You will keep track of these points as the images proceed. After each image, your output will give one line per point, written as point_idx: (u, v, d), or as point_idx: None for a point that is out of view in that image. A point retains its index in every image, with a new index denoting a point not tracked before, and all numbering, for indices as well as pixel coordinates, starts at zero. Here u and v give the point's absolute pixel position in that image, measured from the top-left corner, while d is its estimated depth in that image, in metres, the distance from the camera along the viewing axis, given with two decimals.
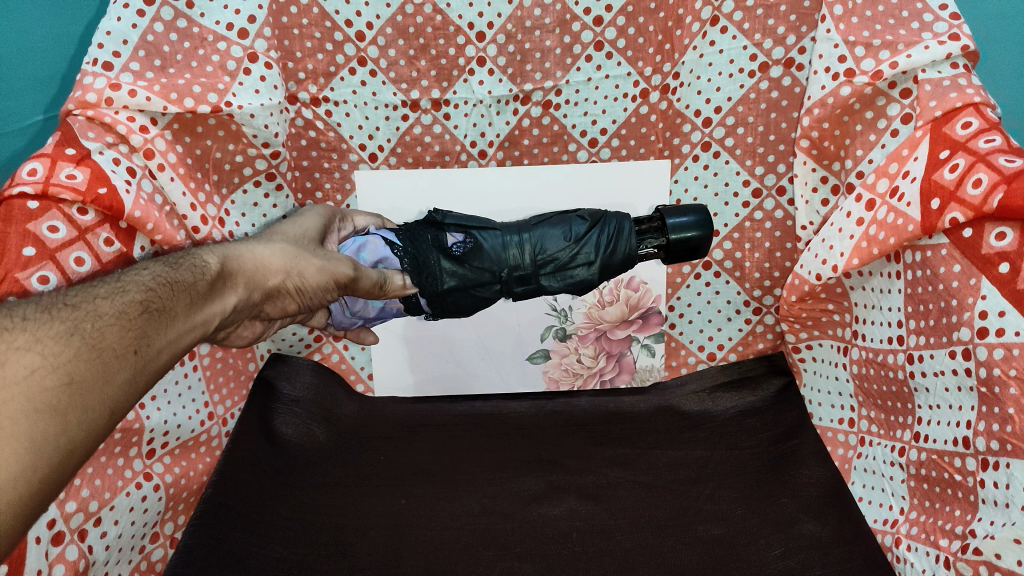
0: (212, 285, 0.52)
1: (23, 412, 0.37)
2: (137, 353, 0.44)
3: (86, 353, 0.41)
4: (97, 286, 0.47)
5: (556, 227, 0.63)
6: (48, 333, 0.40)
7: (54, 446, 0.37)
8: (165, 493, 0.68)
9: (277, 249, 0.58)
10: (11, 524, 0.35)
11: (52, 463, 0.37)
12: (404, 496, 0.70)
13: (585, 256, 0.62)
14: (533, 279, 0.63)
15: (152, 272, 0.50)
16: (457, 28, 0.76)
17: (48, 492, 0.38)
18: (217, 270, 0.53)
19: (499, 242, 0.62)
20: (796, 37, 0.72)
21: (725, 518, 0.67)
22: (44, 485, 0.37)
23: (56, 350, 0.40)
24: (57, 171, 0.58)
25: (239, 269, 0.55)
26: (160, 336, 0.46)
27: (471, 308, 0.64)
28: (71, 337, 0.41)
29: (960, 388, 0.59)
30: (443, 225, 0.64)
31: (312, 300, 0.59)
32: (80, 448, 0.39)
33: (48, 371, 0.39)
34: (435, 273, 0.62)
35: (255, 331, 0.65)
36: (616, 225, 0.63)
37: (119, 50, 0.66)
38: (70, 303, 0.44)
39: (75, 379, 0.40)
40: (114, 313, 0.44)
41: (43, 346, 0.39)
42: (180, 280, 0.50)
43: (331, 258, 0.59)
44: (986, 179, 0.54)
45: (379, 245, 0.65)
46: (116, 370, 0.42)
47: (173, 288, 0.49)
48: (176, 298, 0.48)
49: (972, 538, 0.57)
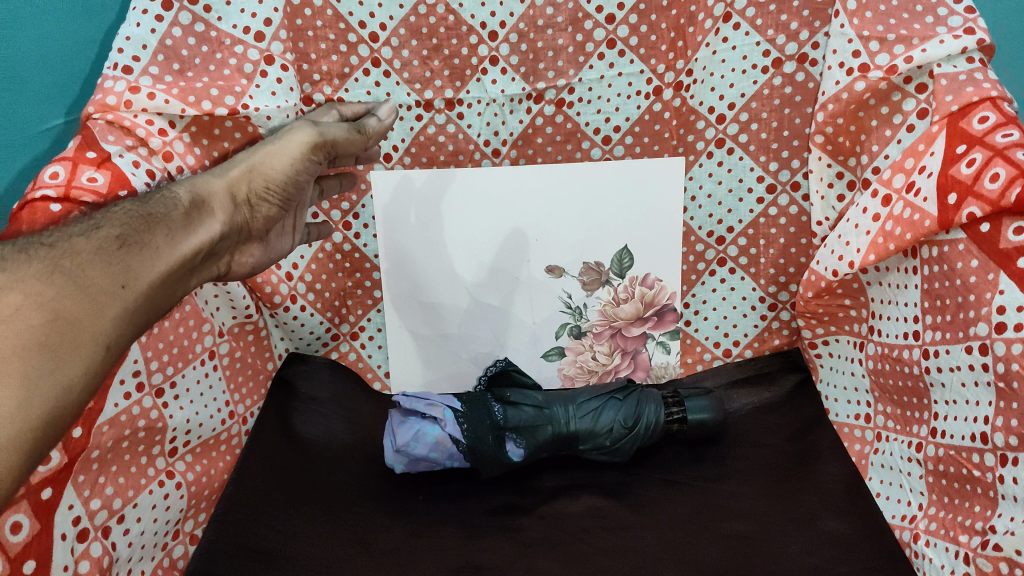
0: (185, 213, 0.55)
1: (13, 350, 0.44)
2: (126, 286, 0.50)
3: (69, 291, 0.47)
4: (72, 226, 0.51)
5: (604, 409, 0.72)
6: (31, 274, 0.46)
7: (49, 382, 0.45)
8: (186, 491, 0.68)
9: (240, 159, 0.60)
10: (26, 455, 0.44)
11: (53, 395, 0.45)
12: (422, 492, 0.71)
13: (620, 427, 0.71)
14: (582, 438, 0.71)
15: (126, 207, 0.54)
16: (470, 28, 0.76)
17: (58, 419, 0.45)
18: (189, 198, 0.56)
19: (556, 436, 0.71)
20: (810, 32, 0.72)
21: (751, 516, 0.68)
22: (46, 417, 0.45)
23: (39, 289, 0.46)
24: (78, 174, 0.59)
25: (213, 191, 0.58)
26: (144, 267, 0.51)
27: (511, 462, 0.70)
28: (52, 276, 0.47)
29: (977, 383, 0.59)
30: (504, 428, 0.70)
31: (285, 195, 0.61)
32: (78, 381, 0.47)
33: (33, 310, 0.45)
34: (494, 460, 0.69)
35: (255, 255, 0.64)
36: (648, 403, 0.73)
37: (139, 54, 0.66)
38: (48, 243, 0.49)
39: (60, 315, 0.46)
40: (91, 249, 0.49)
41: (26, 285, 0.46)
42: (153, 212, 0.54)
43: (295, 140, 0.60)
44: (1003, 173, 0.55)
45: (446, 445, 0.69)
46: (106, 304, 0.48)
47: (148, 220, 0.53)
48: (152, 230, 0.53)
49: (992, 534, 0.57)
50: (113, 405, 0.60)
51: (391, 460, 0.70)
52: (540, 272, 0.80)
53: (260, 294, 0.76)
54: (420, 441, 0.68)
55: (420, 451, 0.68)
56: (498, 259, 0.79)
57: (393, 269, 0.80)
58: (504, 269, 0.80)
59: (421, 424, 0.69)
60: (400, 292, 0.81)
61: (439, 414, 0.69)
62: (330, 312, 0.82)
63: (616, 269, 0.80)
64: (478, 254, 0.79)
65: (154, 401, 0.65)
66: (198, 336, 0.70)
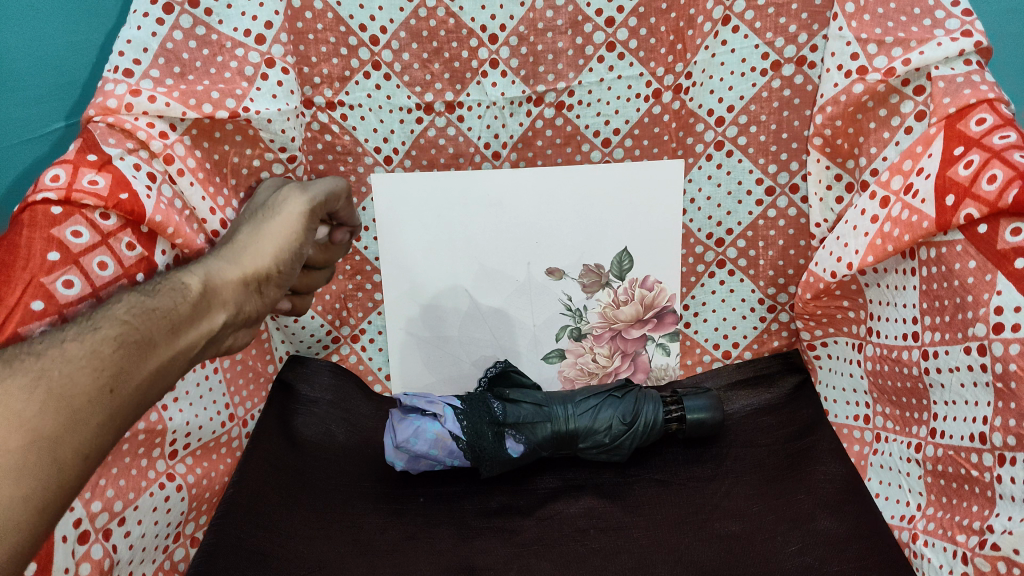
0: (191, 308, 0.52)
1: None
2: (116, 389, 0.45)
3: (55, 403, 0.42)
4: (70, 326, 0.47)
5: (604, 407, 0.72)
6: (13, 386, 0.42)
7: (20, 507, 0.40)
8: (187, 493, 0.68)
9: (248, 243, 0.59)
10: None
11: (22, 521, 0.40)
12: (422, 494, 0.71)
13: (619, 424, 0.72)
14: (581, 438, 0.72)
15: (129, 301, 0.50)
16: (470, 31, 0.76)
17: (24, 548, 0.40)
18: (195, 291, 0.53)
19: (554, 434, 0.71)
20: (809, 35, 0.72)
21: (741, 515, 0.68)
22: (15, 547, 0.40)
23: (21, 404, 0.41)
24: (79, 177, 0.59)
25: (222, 281, 0.56)
26: (137, 369, 0.47)
27: (510, 458, 0.70)
28: (37, 387, 0.42)
29: (975, 383, 0.59)
30: (503, 426, 0.70)
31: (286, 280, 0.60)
32: (50, 502, 0.41)
33: (12, 429, 0.40)
34: (492, 457, 0.69)
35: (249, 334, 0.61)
36: (645, 401, 0.74)
37: (140, 57, 0.67)
38: (38, 349, 0.45)
39: (43, 432, 0.41)
40: (84, 354, 0.45)
41: (7, 400, 0.41)
42: (158, 306, 0.50)
43: (293, 221, 0.61)
44: (1000, 174, 0.55)
45: (448, 442, 0.69)
46: (91, 415, 0.44)
47: (150, 317, 0.49)
48: (154, 326, 0.49)
49: (990, 534, 0.57)
50: None
51: (392, 457, 0.70)
52: (541, 274, 0.80)
53: None
54: (421, 438, 0.68)
55: (421, 446, 0.68)
56: (498, 261, 0.79)
57: (393, 272, 0.80)
58: (505, 271, 0.80)
59: (422, 421, 0.69)
60: (399, 294, 0.81)
61: (439, 410, 0.70)
62: (330, 314, 0.82)
63: (616, 271, 0.81)
64: (478, 257, 0.79)
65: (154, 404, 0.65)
66: None
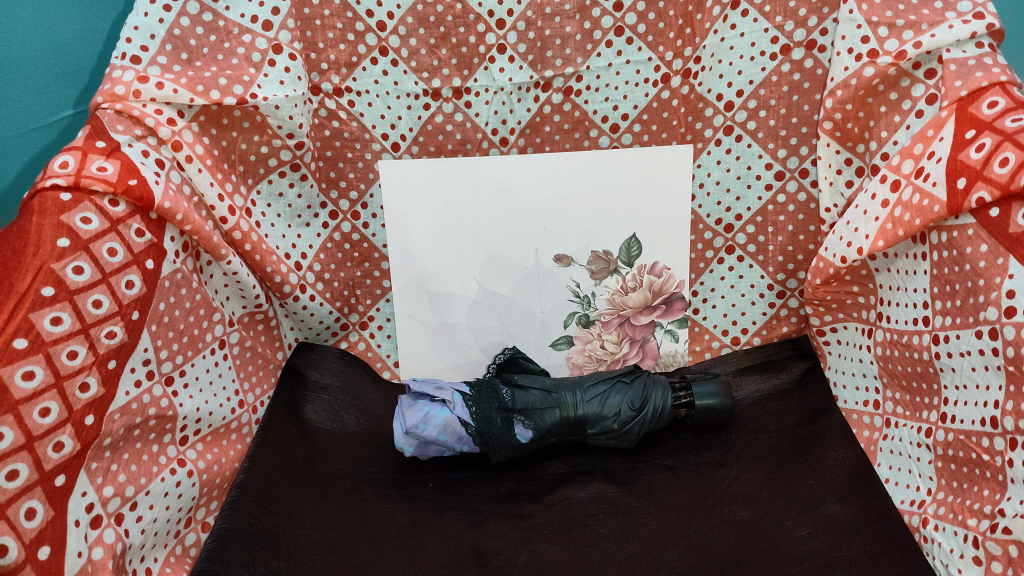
0: None
1: None
2: None
3: None
4: None
5: (611, 395, 0.72)
6: None
7: None
8: (198, 479, 0.67)
9: None
10: None
11: None
12: (432, 480, 0.71)
13: (628, 410, 0.72)
14: (590, 426, 0.72)
15: None
16: (478, 15, 0.76)
17: None
18: None
19: (563, 423, 0.71)
20: (818, 18, 0.72)
21: (750, 501, 0.68)
22: None
23: None
24: (88, 164, 0.59)
25: None
26: None
27: (519, 444, 0.70)
28: None
29: (987, 367, 0.59)
30: (513, 413, 0.70)
31: None
32: None
33: None
34: (502, 445, 0.69)
35: None
36: (654, 387, 0.74)
37: (147, 44, 0.67)
38: None
39: None
40: None
41: None
42: None
43: None
44: (1012, 158, 0.55)
45: (456, 428, 0.69)
46: None
47: None
48: None
49: (1001, 518, 0.57)
50: (125, 393, 0.61)
51: (401, 443, 0.69)
52: (548, 261, 0.80)
53: (270, 284, 0.76)
54: (427, 425, 0.69)
55: (428, 434, 0.68)
56: (506, 248, 0.79)
57: (401, 260, 0.80)
58: (513, 258, 0.80)
59: (431, 407, 0.70)
60: (407, 281, 0.81)
61: (449, 396, 0.70)
62: (339, 301, 0.83)
63: (624, 258, 0.80)
64: (485, 244, 0.79)
65: (164, 390, 0.65)
66: (209, 325, 0.70)
